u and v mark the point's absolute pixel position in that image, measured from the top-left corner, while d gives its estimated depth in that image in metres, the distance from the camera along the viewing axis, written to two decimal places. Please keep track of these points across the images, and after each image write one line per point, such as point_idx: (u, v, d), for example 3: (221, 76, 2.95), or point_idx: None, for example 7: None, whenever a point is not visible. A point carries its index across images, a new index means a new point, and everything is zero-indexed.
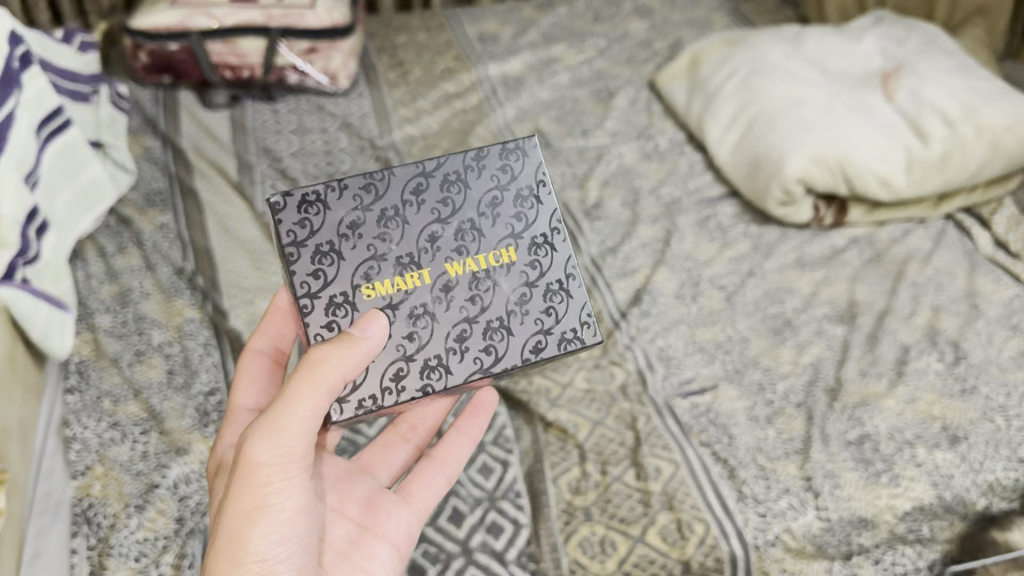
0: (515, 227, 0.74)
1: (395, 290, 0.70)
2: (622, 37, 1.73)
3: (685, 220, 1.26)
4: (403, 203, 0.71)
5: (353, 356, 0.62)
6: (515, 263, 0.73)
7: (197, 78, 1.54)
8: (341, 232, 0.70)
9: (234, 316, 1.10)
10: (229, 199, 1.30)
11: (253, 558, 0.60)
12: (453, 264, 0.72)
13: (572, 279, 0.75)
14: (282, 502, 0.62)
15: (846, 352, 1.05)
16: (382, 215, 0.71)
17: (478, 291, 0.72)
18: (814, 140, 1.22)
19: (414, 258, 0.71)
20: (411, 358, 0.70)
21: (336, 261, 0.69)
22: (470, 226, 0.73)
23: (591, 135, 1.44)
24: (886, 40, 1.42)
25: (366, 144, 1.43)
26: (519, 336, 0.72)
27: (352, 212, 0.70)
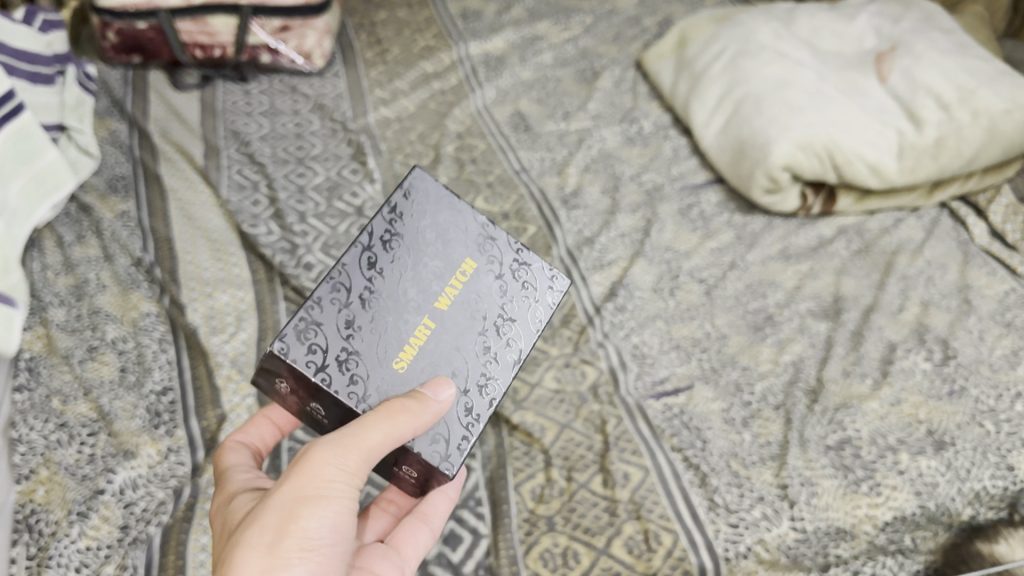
0: (461, 239, 0.70)
1: (416, 348, 0.66)
2: (610, 12, 1.66)
3: (666, 208, 1.21)
4: (368, 279, 0.66)
5: (428, 408, 0.61)
6: (478, 265, 0.70)
7: (167, 57, 1.49)
8: (342, 331, 0.64)
9: (191, 311, 1.05)
10: (193, 184, 1.25)
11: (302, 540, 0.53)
12: (440, 299, 0.68)
13: (522, 251, 0.72)
14: (325, 520, 0.55)
15: (830, 350, 1.00)
16: (361, 297, 0.65)
17: (472, 305, 0.69)
18: (800, 124, 1.16)
19: (410, 313, 0.66)
20: (466, 390, 0.66)
21: (359, 358, 0.64)
22: (429, 262, 0.69)
23: (573, 117, 1.39)
24: (881, 16, 1.34)
25: (338, 127, 1.38)
26: (522, 318, 0.70)
27: (339, 313, 0.65)
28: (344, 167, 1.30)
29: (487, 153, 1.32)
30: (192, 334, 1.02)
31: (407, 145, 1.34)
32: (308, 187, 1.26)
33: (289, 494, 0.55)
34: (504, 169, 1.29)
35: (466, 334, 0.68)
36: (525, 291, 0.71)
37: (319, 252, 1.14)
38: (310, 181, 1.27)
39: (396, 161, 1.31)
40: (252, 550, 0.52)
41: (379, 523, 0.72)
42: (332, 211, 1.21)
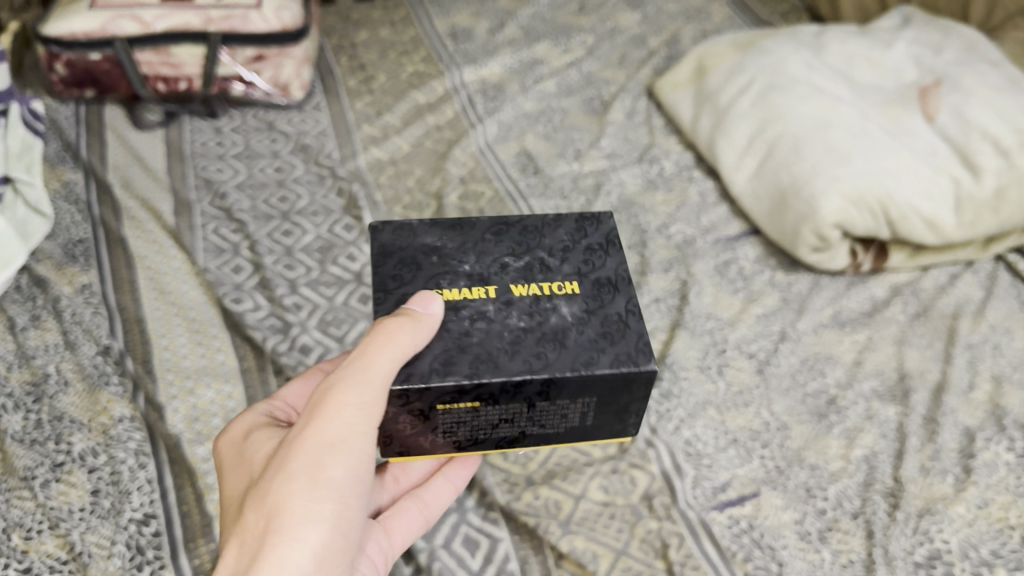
0: (582, 268, 0.69)
1: (460, 297, 0.66)
2: (612, 31, 1.54)
3: (702, 267, 1.09)
4: (482, 239, 0.71)
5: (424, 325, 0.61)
6: (577, 293, 0.67)
7: (126, 91, 1.32)
8: (427, 250, 0.69)
9: (171, 415, 0.91)
10: (163, 249, 1.09)
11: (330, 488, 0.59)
12: (517, 286, 0.67)
13: (633, 313, 0.66)
14: (342, 472, 0.60)
15: (904, 442, 0.89)
16: (462, 243, 0.70)
17: (537, 309, 0.65)
18: (850, 174, 1.05)
19: (483, 275, 0.68)
20: (462, 349, 0.63)
21: (415, 270, 0.68)
22: (539, 262, 0.69)
23: (586, 157, 1.26)
24: (919, 45, 1.23)
25: (325, 171, 1.23)
26: (572, 347, 0.63)
27: (436, 239, 0.71)
28: (336, 222, 1.15)
29: (495, 201, 1.19)
30: (174, 444, 0.88)
31: (405, 194, 1.21)
32: (297, 248, 1.11)
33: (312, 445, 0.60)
34: None
35: (512, 320, 0.65)
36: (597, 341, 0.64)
37: (316, 330, 0.99)
38: (298, 241, 1.12)
39: (395, 214, 1.17)
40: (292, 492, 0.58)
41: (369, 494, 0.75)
42: (326, 276, 1.07)
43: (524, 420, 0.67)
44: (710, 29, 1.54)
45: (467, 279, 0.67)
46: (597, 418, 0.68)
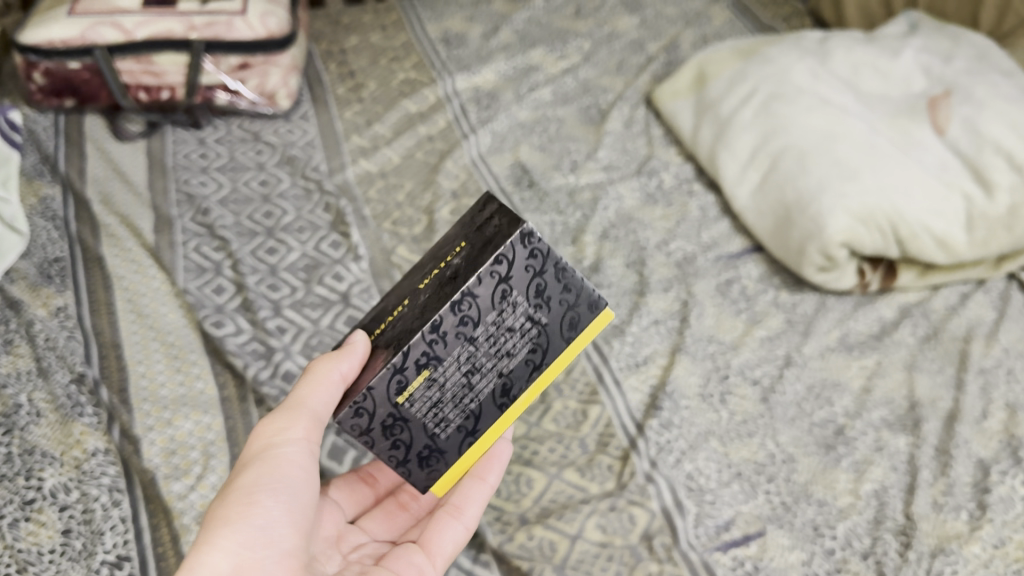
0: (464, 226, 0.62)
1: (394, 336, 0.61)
2: (610, 36, 1.49)
3: (703, 287, 1.05)
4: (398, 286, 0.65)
5: (350, 353, 0.61)
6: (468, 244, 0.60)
7: (106, 101, 1.28)
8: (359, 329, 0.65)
9: (147, 449, 0.86)
10: (142, 269, 1.05)
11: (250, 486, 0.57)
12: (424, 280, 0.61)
13: (532, 239, 0.57)
14: (270, 473, 0.58)
15: (915, 476, 0.85)
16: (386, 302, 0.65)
17: (463, 309, 0.57)
18: (858, 191, 1.01)
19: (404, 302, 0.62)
20: (400, 365, 0.57)
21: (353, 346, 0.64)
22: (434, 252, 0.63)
23: (582, 169, 1.22)
24: (928, 54, 1.19)
25: (312, 185, 1.18)
26: (482, 291, 0.57)
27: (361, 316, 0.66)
28: (323, 239, 1.11)
29: None
30: (150, 480, 0.84)
31: (395, 208, 1.16)
32: (281, 267, 1.06)
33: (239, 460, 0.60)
34: None
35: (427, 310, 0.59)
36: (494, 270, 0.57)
37: (300, 356, 0.95)
38: (283, 259, 1.07)
39: (384, 230, 1.12)
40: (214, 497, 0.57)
41: (381, 526, 0.73)
42: (312, 297, 1.02)
43: (500, 366, 0.61)
44: (711, 33, 1.49)
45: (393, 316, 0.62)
46: (549, 309, 0.60)
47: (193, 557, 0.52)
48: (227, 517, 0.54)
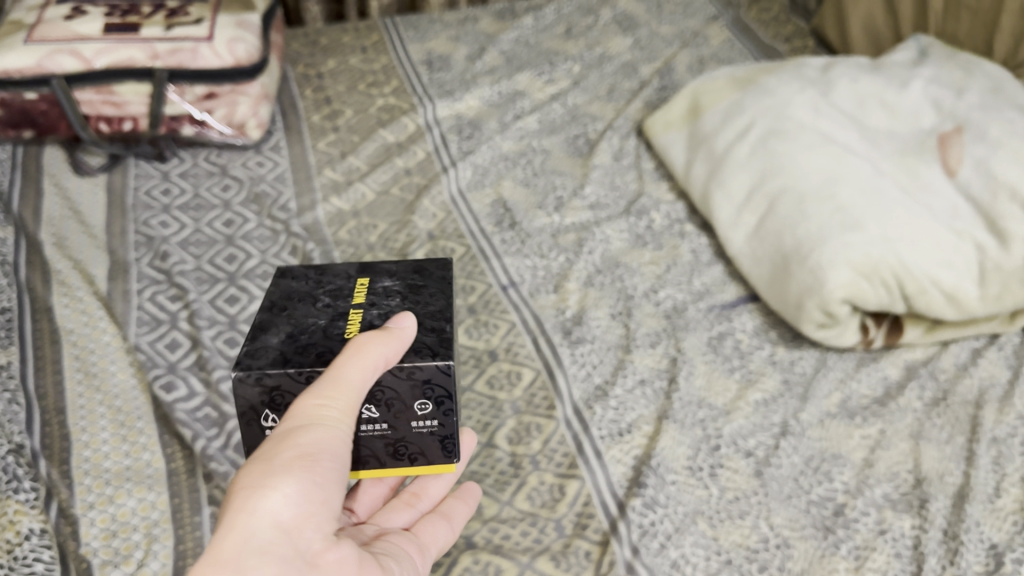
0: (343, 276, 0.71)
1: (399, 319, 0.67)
2: (601, 58, 1.42)
3: (694, 341, 0.97)
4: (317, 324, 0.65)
5: (396, 338, 0.61)
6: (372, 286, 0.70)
7: (66, 132, 1.20)
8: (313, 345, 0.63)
9: (86, 530, 0.79)
10: (93, 321, 0.98)
11: (298, 449, 0.55)
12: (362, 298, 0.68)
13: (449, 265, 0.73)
14: (320, 437, 0.56)
15: (920, 566, 0.78)
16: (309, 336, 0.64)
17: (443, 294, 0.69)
18: (861, 242, 0.94)
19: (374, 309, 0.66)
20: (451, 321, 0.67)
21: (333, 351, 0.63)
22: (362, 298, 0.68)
23: (568, 208, 1.15)
24: (939, 85, 1.11)
25: (279, 226, 1.11)
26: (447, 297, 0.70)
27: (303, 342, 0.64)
28: None
29: (465, 261, 1.08)
30: (84, 568, 0.76)
31: (367, 250, 1.09)
32: (241, 319, 0.99)
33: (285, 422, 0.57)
34: (488, 284, 1.05)
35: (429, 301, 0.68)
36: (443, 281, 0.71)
37: None
38: (244, 310, 1.00)
39: None
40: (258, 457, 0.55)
41: (400, 517, 0.70)
42: None
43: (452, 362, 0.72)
44: (707, 55, 1.42)
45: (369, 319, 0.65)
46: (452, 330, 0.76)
47: (253, 499, 0.52)
48: (289, 468, 0.54)
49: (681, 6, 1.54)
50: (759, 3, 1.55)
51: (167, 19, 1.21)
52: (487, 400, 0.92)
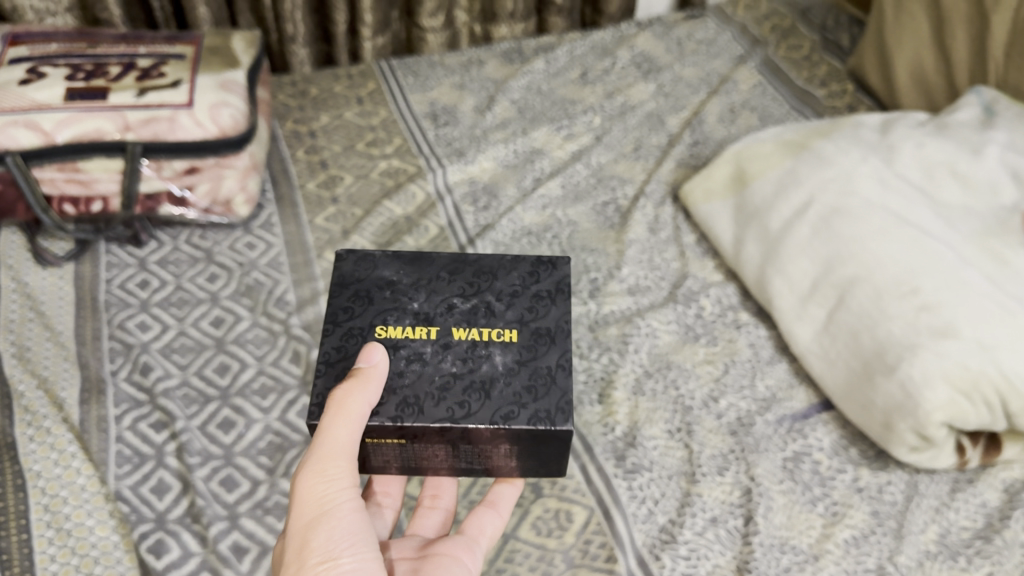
0: (520, 280, 0.73)
1: (480, 342, 0.68)
2: (623, 109, 1.29)
3: (767, 466, 0.85)
4: (433, 313, 0.70)
5: (370, 382, 0.63)
6: (514, 341, 0.69)
7: (24, 215, 1.04)
8: (433, 391, 0.66)
9: None
10: (64, 459, 0.83)
11: (313, 554, 0.59)
12: (458, 329, 0.69)
13: (561, 289, 0.72)
14: (338, 528, 0.60)
15: None
16: (414, 281, 0.73)
17: (473, 355, 0.68)
18: (958, 351, 0.81)
19: (469, 319, 0.70)
20: (553, 382, 0.66)
21: (421, 367, 0.67)
22: (484, 306, 0.71)
23: (605, 294, 1.03)
24: (1016, 153, 0.99)
25: (277, 326, 0.97)
26: (559, 345, 0.68)
27: (443, 377, 0.66)
28: (292, 404, 0.89)
29: None
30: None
31: None
32: (240, 449, 0.85)
33: (295, 528, 0.61)
34: None
35: (495, 359, 0.67)
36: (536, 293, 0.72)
37: None
38: (241, 438, 0.86)
39: None
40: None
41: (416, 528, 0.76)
42: (277, 497, 0.81)
43: (525, 351, 0.68)
44: (738, 103, 1.30)
45: (448, 339, 0.69)
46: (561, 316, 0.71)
47: None
48: None
49: (703, 45, 1.41)
50: (787, 38, 1.42)
51: (139, 82, 1.06)
52: (535, 550, 0.78)
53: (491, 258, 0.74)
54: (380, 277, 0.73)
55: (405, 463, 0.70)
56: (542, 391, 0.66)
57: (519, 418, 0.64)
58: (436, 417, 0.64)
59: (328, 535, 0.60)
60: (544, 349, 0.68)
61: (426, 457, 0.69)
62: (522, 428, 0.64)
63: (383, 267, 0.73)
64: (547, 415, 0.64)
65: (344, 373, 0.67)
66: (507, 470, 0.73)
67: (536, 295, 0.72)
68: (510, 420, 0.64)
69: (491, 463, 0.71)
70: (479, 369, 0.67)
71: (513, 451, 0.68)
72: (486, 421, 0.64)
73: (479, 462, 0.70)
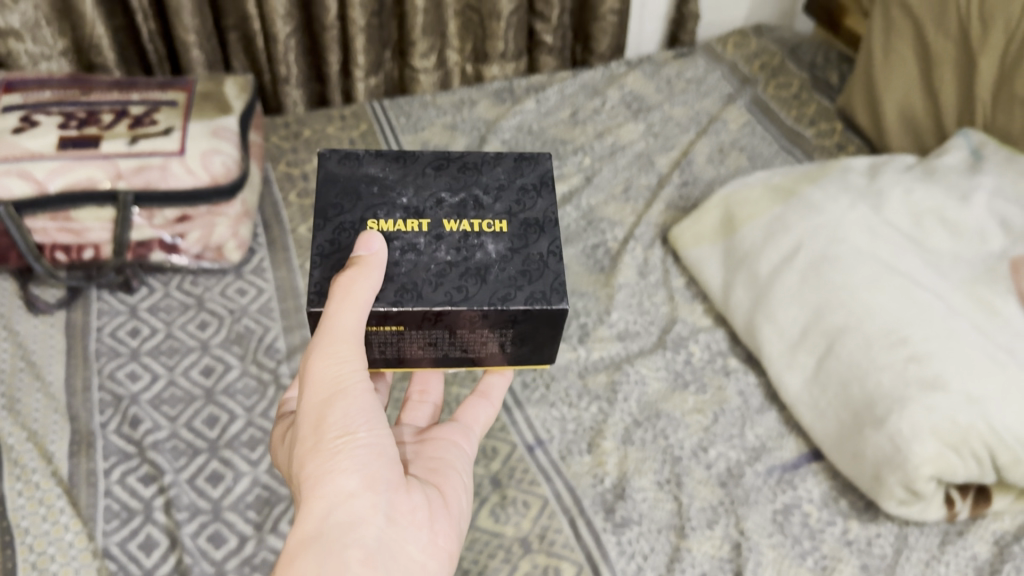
0: (505, 177, 0.72)
1: (473, 233, 0.68)
2: (613, 149, 1.30)
3: (756, 520, 0.85)
4: (422, 206, 0.69)
5: (373, 267, 0.62)
6: (506, 231, 0.68)
7: (16, 262, 1.04)
8: (429, 277, 0.65)
9: None
10: (52, 515, 0.83)
11: (330, 431, 0.59)
12: (449, 221, 0.68)
13: (546, 182, 0.72)
14: (353, 406, 0.60)
15: None
16: (400, 177, 0.71)
17: (467, 245, 0.67)
18: (947, 404, 0.81)
19: (459, 211, 0.69)
20: (546, 268, 0.66)
21: (415, 257, 0.66)
22: (473, 199, 0.70)
23: (594, 339, 1.03)
24: (1005, 200, 0.99)
25: (267, 375, 0.98)
26: (549, 232, 0.68)
27: (439, 264, 0.65)
28: None
29: None
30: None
31: None
32: (228, 503, 0.85)
33: (310, 408, 0.61)
34: (513, 445, 0.92)
35: (489, 248, 0.67)
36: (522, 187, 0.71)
37: None
38: (230, 491, 0.86)
39: None
40: (305, 456, 0.59)
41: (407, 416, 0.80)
42: (265, 553, 0.81)
43: (517, 238, 0.68)
44: (728, 143, 1.31)
45: (440, 230, 0.67)
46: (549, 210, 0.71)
47: (315, 489, 0.57)
48: (333, 452, 0.58)
49: (692, 84, 1.42)
50: (777, 77, 1.43)
51: (131, 130, 1.06)
52: None
53: (476, 156, 0.73)
54: (366, 173, 0.71)
55: (395, 351, 0.70)
56: (533, 273, 0.66)
57: (516, 298, 0.64)
58: (434, 301, 0.64)
59: (344, 410, 0.59)
60: (534, 237, 0.68)
61: (419, 344, 0.69)
62: (518, 309, 0.64)
63: (368, 164, 0.71)
64: (543, 295, 0.65)
65: (341, 263, 0.65)
66: (496, 359, 0.73)
67: (522, 188, 0.71)
68: (507, 301, 0.64)
69: (480, 351, 0.71)
70: (475, 256, 0.66)
71: (507, 337, 0.69)
72: (483, 303, 0.64)
73: (469, 347, 0.70)
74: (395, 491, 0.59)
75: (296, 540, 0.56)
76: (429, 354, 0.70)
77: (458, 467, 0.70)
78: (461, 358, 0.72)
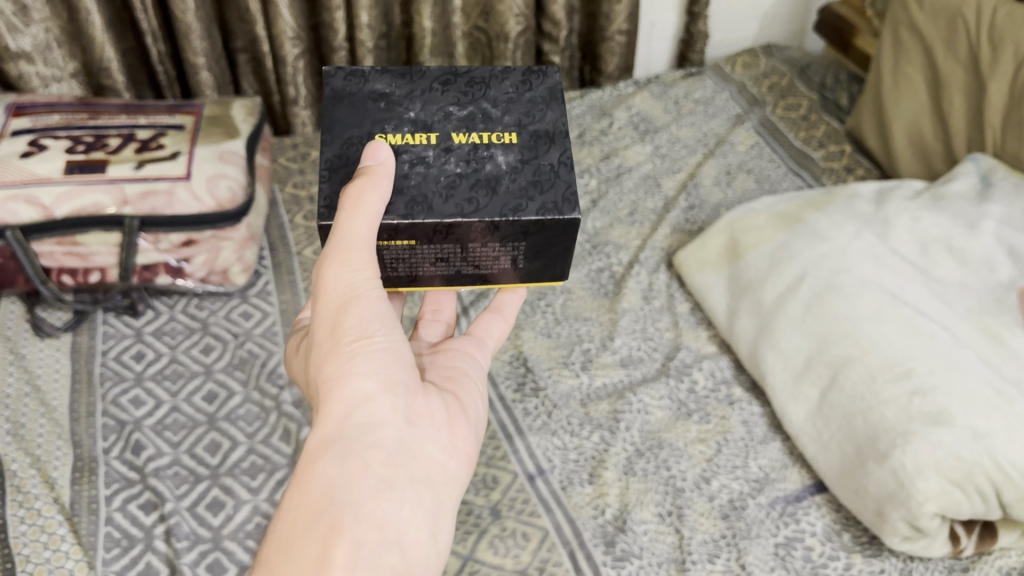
0: (515, 90, 0.70)
1: (482, 145, 0.67)
2: (619, 171, 1.29)
3: (758, 554, 0.84)
4: (428, 121, 0.67)
5: (382, 178, 0.60)
6: (515, 143, 0.67)
7: (24, 286, 1.05)
8: (439, 189, 0.64)
9: None
10: (53, 543, 0.83)
11: (348, 335, 0.59)
12: (459, 133, 0.67)
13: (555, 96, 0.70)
14: (369, 311, 0.60)
15: None
16: (406, 93, 0.69)
17: (477, 158, 0.66)
18: (951, 440, 0.81)
19: (468, 125, 0.68)
20: (555, 181, 0.66)
21: (425, 170, 0.65)
22: (481, 113, 0.69)
23: (597, 366, 1.03)
24: (1013, 228, 0.98)
25: (269, 401, 0.98)
26: (559, 146, 0.67)
27: (450, 175, 0.65)
28: (281, 484, 0.90)
29: (487, 441, 0.95)
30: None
31: None
32: (228, 531, 0.86)
33: (326, 315, 0.61)
34: (513, 475, 0.91)
35: (498, 159, 0.66)
36: (531, 99, 0.70)
37: None
38: (230, 519, 0.87)
39: None
40: (324, 360, 0.59)
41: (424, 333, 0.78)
42: None
43: (528, 152, 0.67)
44: (735, 166, 1.30)
45: (447, 145, 0.66)
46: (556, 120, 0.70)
47: (336, 390, 0.57)
48: (349, 354, 0.58)
49: (700, 105, 1.42)
50: (786, 98, 1.42)
51: (138, 154, 1.07)
52: None
53: (483, 71, 0.71)
54: (370, 89, 0.69)
55: (407, 270, 0.69)
56: (544, 185, 0.65)
57: (528, 210, 0.64)
58: (447, 213, 0.63)
59: (360, 313, 0.60)
60: (545, 148, 0.67)
61: (432, 260, 0.68)
62: (530, 220, 0.64)
63: (370, 80, 0.69)
64: (553, 206, 0.65)
65: (348, 178, 0.64)
66: (507, 277, 0.72)
67: (531, 102, 0.70)
68: (518, 212, 0.64)
69: (492, 267, 0.70)
70: (485, 168, 0.65)
71: (518, 251, 0.68)
72: (494, 213, 0.64)
73: (481, 264, 0.70)
74: (411, 393, 0.59)
75: (314, 441, 0.57)
76: (440, 270, 0.70)
77: (473, 373, 0.70)
78: (473, 277, 0.72)
